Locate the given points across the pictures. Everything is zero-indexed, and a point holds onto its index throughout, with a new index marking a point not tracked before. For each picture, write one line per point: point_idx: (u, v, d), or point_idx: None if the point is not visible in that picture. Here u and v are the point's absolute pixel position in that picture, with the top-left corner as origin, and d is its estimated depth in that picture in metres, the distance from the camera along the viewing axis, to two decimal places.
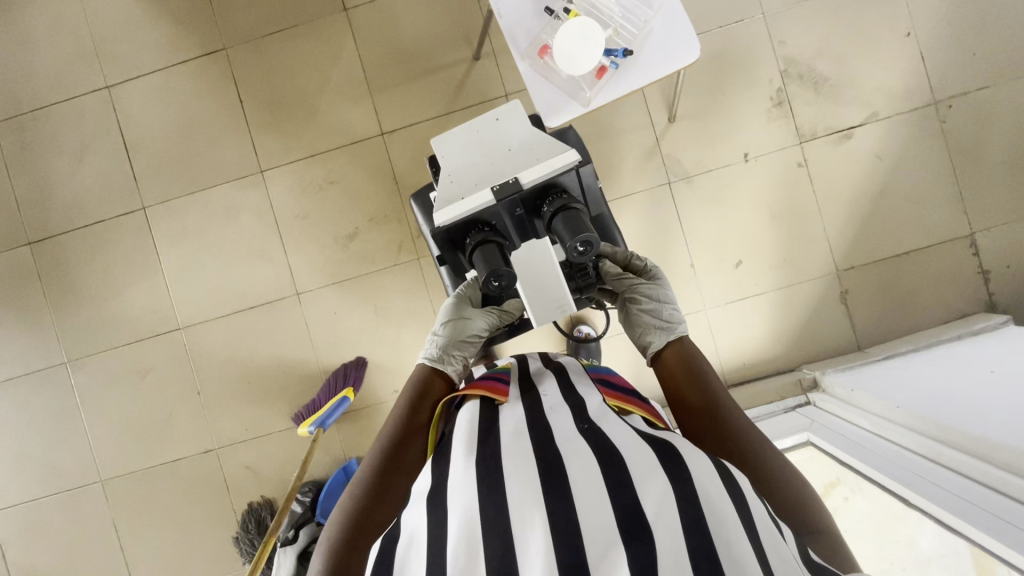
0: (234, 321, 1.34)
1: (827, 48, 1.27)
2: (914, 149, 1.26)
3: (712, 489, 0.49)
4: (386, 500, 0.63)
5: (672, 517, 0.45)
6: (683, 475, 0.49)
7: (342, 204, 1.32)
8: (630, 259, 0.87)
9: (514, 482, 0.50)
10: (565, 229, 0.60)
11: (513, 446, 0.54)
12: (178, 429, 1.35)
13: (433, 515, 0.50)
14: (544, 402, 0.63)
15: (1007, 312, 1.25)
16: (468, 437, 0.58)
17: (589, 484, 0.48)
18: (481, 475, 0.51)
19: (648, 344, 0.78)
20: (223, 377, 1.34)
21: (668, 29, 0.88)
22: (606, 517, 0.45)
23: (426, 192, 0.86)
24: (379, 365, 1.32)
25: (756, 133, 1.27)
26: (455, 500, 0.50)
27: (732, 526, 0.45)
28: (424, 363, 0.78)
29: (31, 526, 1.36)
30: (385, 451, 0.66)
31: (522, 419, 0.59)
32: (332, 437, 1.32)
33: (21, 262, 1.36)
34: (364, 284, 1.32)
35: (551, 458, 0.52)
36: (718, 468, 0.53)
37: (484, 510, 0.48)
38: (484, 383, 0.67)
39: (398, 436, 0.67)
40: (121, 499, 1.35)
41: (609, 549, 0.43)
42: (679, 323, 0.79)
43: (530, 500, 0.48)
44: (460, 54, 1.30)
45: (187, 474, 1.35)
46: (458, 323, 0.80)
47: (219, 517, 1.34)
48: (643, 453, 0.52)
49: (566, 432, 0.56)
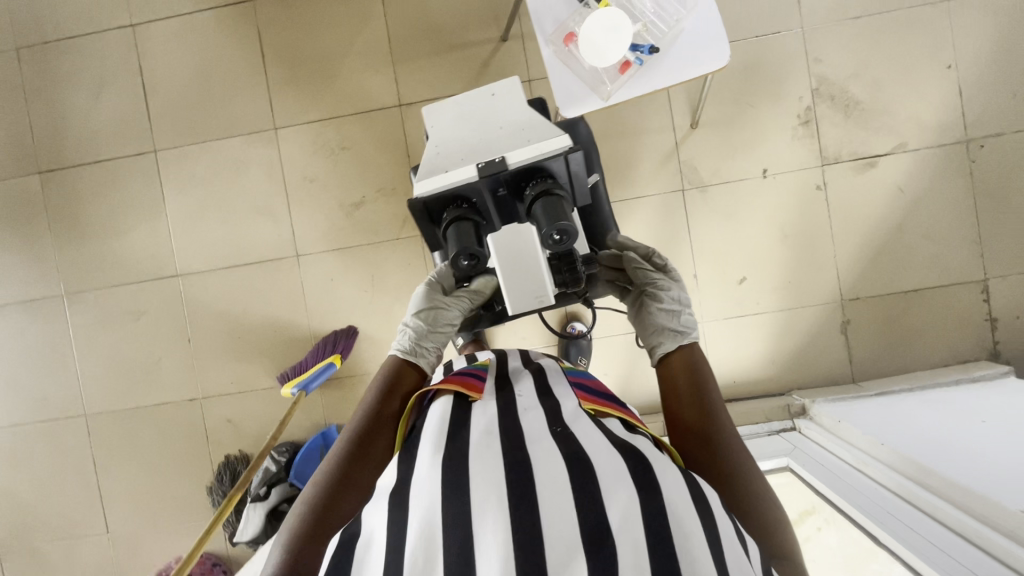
0: (231, 275, 1.34)
1: (863, 70, 1.23)
2: (937, 186, 1.23)
3: (679, 503, 0.48)
4: (348, 494, 0.62)
5: (635, 530, 0.45)
6: (650, 487, 0.49)
7: (351, 171, 1.31)
8: (653, 256, 0.86)
9: (480, 485, 0.49)
10: (542, 215, 0.60)
11: (483, 445, 0.54)
12: (166, 374, 1.36)
13: (394, 516, 0.49)
14: (517, 403, 0.63)
15: (1010, 362, 1.22)
16: (436, 434, 0.57)
17: (555, 490, 0.47)
18: (447, 473, 0.51)
19: (657, 345, 0.77)
20: (215, 329, 1.35)
21: (698, 31, 0.85)
22: (569, 524, 0.45)
23: None
24: (368, 336, 1.32)
25: (778, 150, 1.24)
26: (419, 500, 0.49)
27: (697, 540, 0.45)
28: (395, 355, 0.79)
29: (13, 451, 1.38)
30: (349, 446, 0.66)
31: (493, 419, 0.59)
32: (314, 401, 1.33)
33: (29, 191, 1.36)
34: (364, 254, 1.31)
35: (518, 459, 0.51)
36: (688, 482, 0.52)
37: (446, 512, 0.47)
38: (459, 378, 0.66)
39: (363, 431, 0.67)
40: (103, 435, 1.37)
41: (569, 557, 0.42)
42: (694, 330, 0.77)
43: (493, 503, 0.46)
44: (488, 34, 1.28)
45: (169, 419, 1.36)
46: (428, 316, 0.82)
47: (195, 466, 1.36)
48: (613, 461, 0.52)
49: (537, 433, 0.56)
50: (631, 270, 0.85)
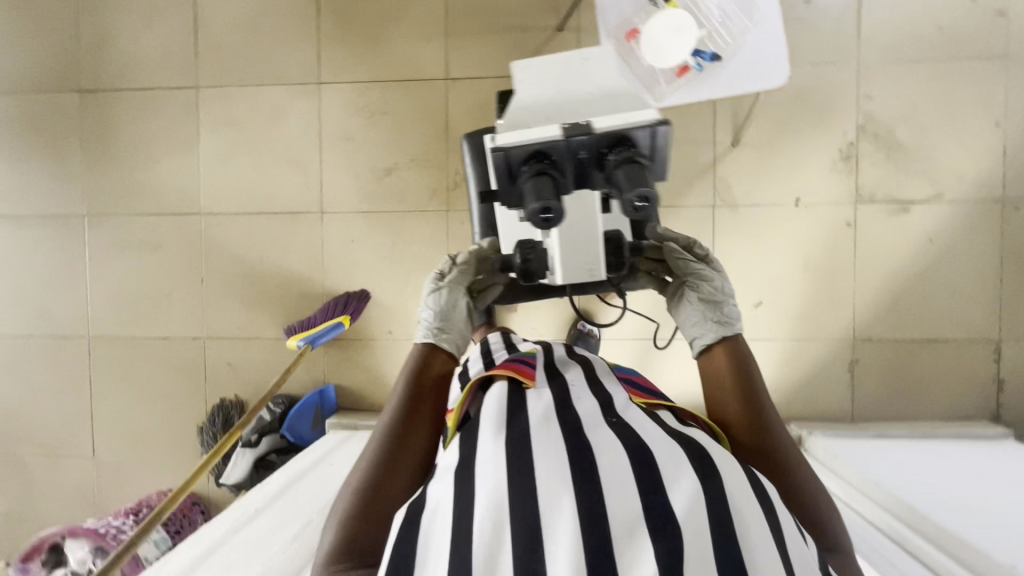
0: (254, 221, 1.34)
1: (910, 115, 1.23)
2: (967, 240, 1.23)
3: (741, 496, 0.48)
4: (397, 478, 0.62)
5: (701, 516, 0.45)
6: (713, 478, 0.49)
7: (388, 137, 1.31)
8: (694, 245, 0.80)
9: (544, 467, 0.49)
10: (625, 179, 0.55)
11: (543, 429, 0.54)
12: (174, 309, 1.37)
13: (460, 488, 0.49)
14: (571, 391, 0.63)
15: (1010, 426, 1.23)
16: (496, 416, 0.57)
17: (619, 478, 0.48)
18: (510, 452, 0.51)
19: (696, 339, 0.75)
20: (230, 272, 1.35)
21: (761, 46, 0.86)
22: (632, 508, 0.45)
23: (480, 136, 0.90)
24: (380, 303, 1.32)
25: (814, 180, 1.24)
26: (484, 475, 0.49)
27: (759, 533, 0.45)
28: (419, 341, 0.74)
29: (12, 361, 1.39)
30: (390, 431, 0.65)
31: (549, 405, 0.59)
32: (317, 359, 1.33)
33: (66, 107, 1.36)
34: (389, 221, 1.32)
35: (581, 446, 0.52)
36: (748, 475, 0.52)
37: (513, 489, 0.47)
38: (511, 365, 0.66)
39: (403, 414, 0.66)
40: (103, 360, 1.38)
41: (634, 540, 0.43)
42: (736, 322, 0.75)
43: (560, 486, 0.47)
44: (544, 21, 1.27)
45: (170, 354, 1.37)
46: (448, 302, 0.79)
47: (190, 404, 1.37)
48: (671, 451, 0.52)
49: (595, 423, 0.56)
50: (670, 259, 0.79)
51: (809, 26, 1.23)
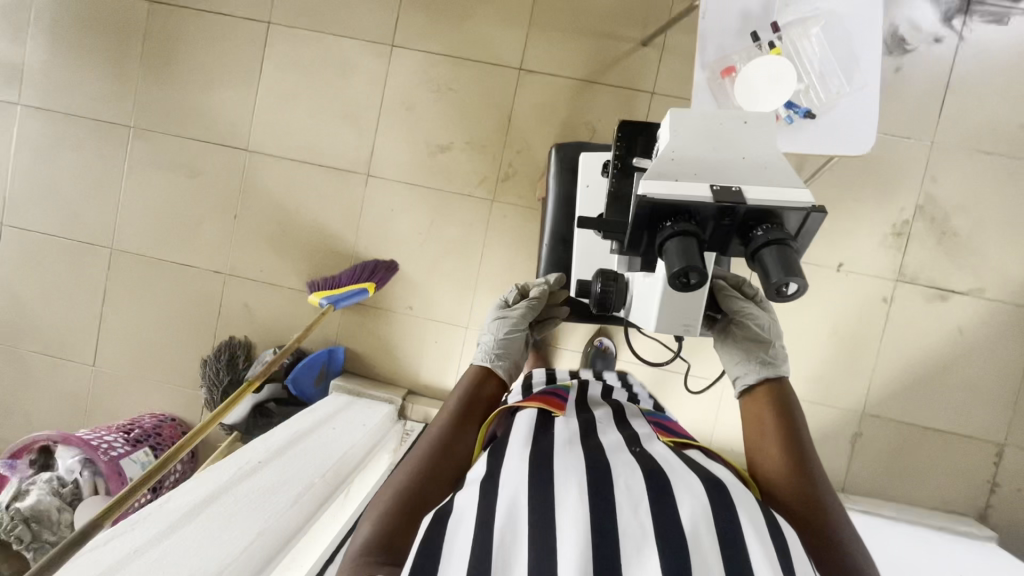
0: (298, 169, 1.33)
1: (971, 206, 1.21)
2: (997, 341, 1.22)
3: (749, 519, 0.49)
4: (444, 474, 0.62)
5: (709, 535, 0.46)
6: (722, 501, 0.50)
7: (449, 114, 1.29)
8: (742, 284, 0.81)
9: (563, 482, 0.51)
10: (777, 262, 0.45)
11: (567, 451, 0.56)
12: (201, 239, 1.36)
13: (482, 493, 0.51)
14: (598, 422, 0.64)
15: (995, 529, 1.23)
16: (525, 433, 0.60)
17: (634, 500, 0.49)
18: (533, 467, 0.53)
19: (738, 377, 0.76)
20: (264, 214, 1.34)
21: (855, 112, 0.84)
22: (642, 527, 0.46)
23: (570, 148, 0.88)
24: (406, 277, 1.32)
25: (861, 250, 1.23)
26: (507, 485, 0.52)
27: (764, 551, 0.45)
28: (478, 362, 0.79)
29: (31, 255, 1.38)
30: (444, 430, 0.66)
31: (575, 432, 0.60)
32: (332, 318, 1.33)
33: (134, 14, 1.34)
34: (432, 198, 1.31)
35: (599, 465, 0.54)
36: (758, 505, 0.52)
37: (532, 500, 0.49)
38: (540, 396, 0.68)
39: (457, 418, 0.68)
40: (122, 273, 1.37)
41: (643, 555, 0.44)
42: (784, 363, 0.75)
43: (575, 498, 0.49)
44: (630, 33, 1.25)
45: (189, 282, 1.36)
46: (504, 337, 0.81)
47: (199, 335, 1.37)
48: (690, 481, 0.52)
49: (617, 450, 0.57)
50: (720, 297, 0.78)
51: (893, 96, 1.21)
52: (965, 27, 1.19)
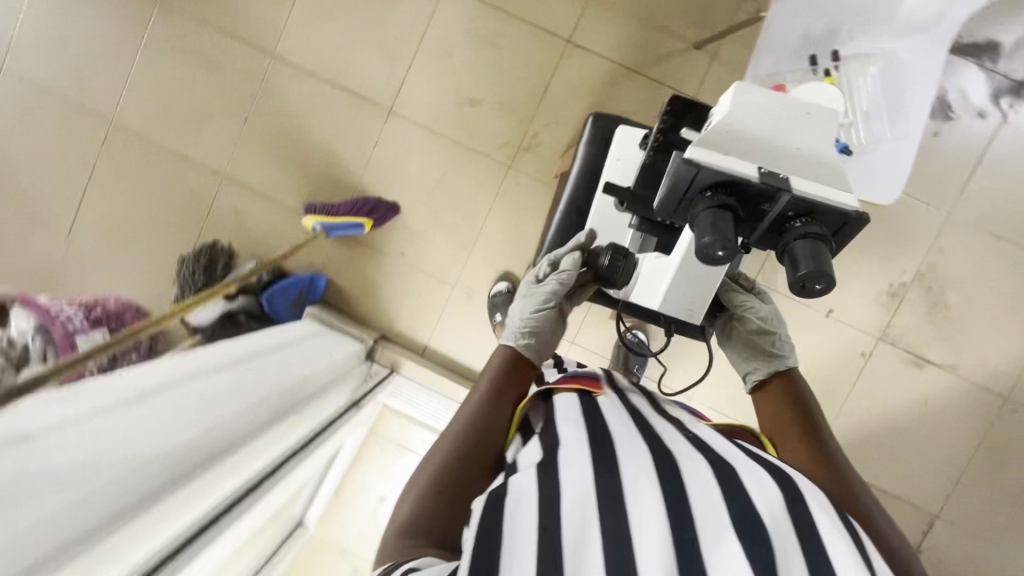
0: (321, 87, 1.28)
1: (968, 284, 1.23)
2: (958, 418, 1.24)
3: (820, 508, 0.50)
4: (483, 456, 0.59)
5: (783, 524, 0.47)
6: (791, 489, 0.51)
7: (487, 69, 1.25)
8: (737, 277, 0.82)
9: (630, 463, 0.51)
10: (805, 255, 0.44)
11: (624, 430, 0.56)
12: (205, 135, 1.31)
13: (545, 481, 0.49)
14: (640, 407, 0.65)
15: None
16: (573, 414, 0.58)
17: (702, 483, 0.50)
18: (594, 447, 0.53)
19: (750, 373, 0.75)
20: (276, 125, 1.30)
21: (890, 159, 0.83)
22: (715, 513, 0.47)
23: (609, 121, 0.87)
24: (406, 222, 1.29)
25: (853, 301, 1.24)
26: (570, 465, 0.51)
27: (842, 538, 0.47)
28: (506, 343, 0.73)
29: (23, 108, 1.31)
30: (480, 406, 0.63)
31: (624, 414, 0.61)
32: (322, 246, 1.30)
33: None
34: (450, 150, 1.27)
35: (661, 454, 0.54)
36: (822, 494, 0.54)
37: (599, 483, 0.49)
38: (575, 378, 0.67)
39: (492, 393, 0.64)
40: (117, 151, 1.32)
41: (720, 536, 0.46)
42: (790, 354, 0.74)
43: (645, 481, 0.49)
44: (686, 33, 1.22)
45: (185, 176, 1.32)
46: (530, 316, 0.76)
47: (185, 232, 1.33)
48: (750, 465, 0.54)
49: (670, 434, 0.59)
50: (718, 292, 0.79)
51: (923, 160, 1.21)
52: (1010, 108, 1.19)
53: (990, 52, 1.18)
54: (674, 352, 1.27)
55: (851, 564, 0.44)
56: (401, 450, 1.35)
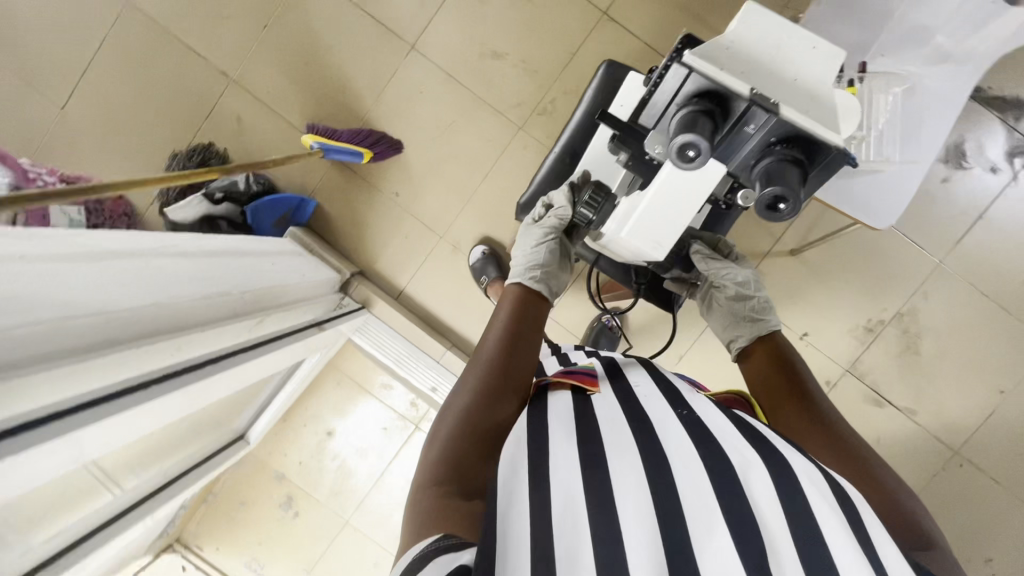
0: (346, 7, 1.24)
1: (944, 333, 1.24)
2: (907, 462, 1.25)
3: (815, 489, 0.51)
4: (502, 409, 0.60)
5: (775, 513, 0.49)
6: (783, 470, 0.53)
7: (517, 25, 1.22)
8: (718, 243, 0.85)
9: (621, 469, 0.53)
10: (775, 173, 0.47)
11: (615, 432, 0.58)
12: (218, 32, 1.26)
13: (535, 490, 0.51)
14: (637, 390, 0.66)
15: None
16: (567, 416, 0.60)
17: (692, 479, 0.52)
18: (583, 457, 0.54)
19: (733, 340, 0.78)
20: (293, 38, 1.26)
21: (892, 185, 0.83)
22: (708, 508, 0.49)
23: (623, 67, 0.79)
24: (407, 164, 1.27)
25: (829, 329, 1.25)
26: (559, 474, 0.52)
27: (835, 517, 0.49)
28: (518, 282, 0.75)
29: None
30: (492, 357, 0.62)
31: (617, 407, 0.62)
32: (318, 170, 1.27)
33: None
34: (466, 100, 1.25)
35: (652, 447, 0.56)
36: (817, 467, 0.55)
37: (589, 492, 0.51)
38: (572, 374, 0.67)
39: (503, 343, 0.64)
40: (121, 28, 1.26)
41: (713, 532, 0.47)
42: (771, 317, 0.77)
43: (633, 483, 0.51)
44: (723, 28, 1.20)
45: (189, 70, 1.27)
46: (532, 251, 0.79)
47: (179, 127, 1.29)
48: (743, 453, 0.55)
49: (664, 419, 0.60)
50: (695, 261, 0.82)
51: (927, 203, 1.21)
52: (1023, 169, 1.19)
53: (1015, 109, 1.18)
54: (646, 345, 1.27)
55: (845, 549, 0.46)
56: (357, 390, 1.34)
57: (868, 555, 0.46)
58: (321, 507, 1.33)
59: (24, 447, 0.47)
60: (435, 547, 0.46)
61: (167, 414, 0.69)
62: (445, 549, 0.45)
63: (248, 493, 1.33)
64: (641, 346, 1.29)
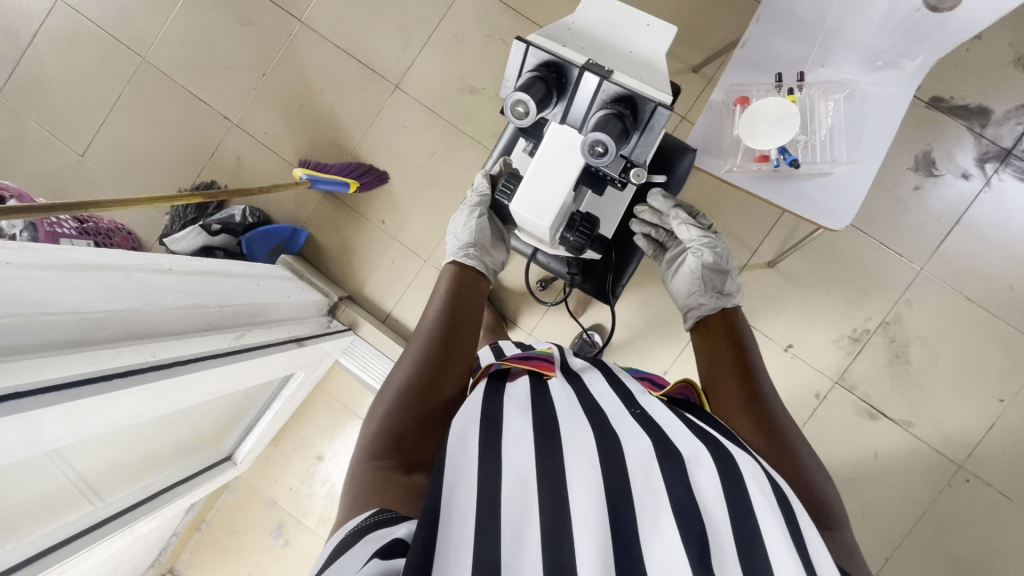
0: (337, 55, 1.35)
1: (933, 341, 1.21)
2: (909, 477, 1.20)
3: (759, 485, 0.50)
4: (443, 380, 0.65)
5: (718, 503, 0.47)
6: (729, 462, 0.51)
7: (493, 62, 1.32)
8: (698, 216, 0.90)
9: (573, 447, 0.52)
10: (597, 122, 0.58)
11: (570, 415, 0.58)
12: (222, 83, 1.38)
13: (486, 461, 0.50)
14: (590, 387, 0.67)
15: None
16: (524, 398, 0.62)
17: (640, 458, 0.51)
18: (537, 437, 0.54)
19: (696, 307, 0.83)
20: (289, 84, 1.37)
21: (841, 184, 0.85)
22: (654, 495, 0.48)
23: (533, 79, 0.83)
24: (392, 193, 1.34)
25: (815, 340, 1.24)
26: (512, 452, 0.52)
27: (774, 514, 0.47)
28: (451, 263, 0.80)
29: (59, 30, 1.38)
30: (432, 335, 0.68)
31: (574, 398, 0.63)
32: (310, 201, 1.35)
33: None
34: (447, 132, 1.33)
35: (605, 432, 0.55)
36: (762, 466, 0.54)
37: (539, 469, 0.50)
38: (532, 360, 0.70)
39: (443, 321, 0.70)
40: (137, 85, 1.39)
41: (657, 517, 0.46)
42: (733, 295, 0.83)
43: (585, 459, 0.50)
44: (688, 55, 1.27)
45: (195, 118, 1.39)
46: (463, 230, 0.84)
47: (184, 169, 1.40)
48: (690, 443, 0.54)
49: (619, 411, 0.60)
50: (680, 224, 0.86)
51: (902, 211, 1.22)
52: (996, 174, 1.20)
53: (980, 117, 1.20)
54: (628, 360, 1.27)
55: (781, 546, 0.44)
56: (346, 413, 1.37)
57: (804, 557, 0.45)
58: (311, 534, 1.32)
59: (8, 412, 0.51)
60: (367, 522, 0.48)
61: (143, 411, 0.73)
62: (378, 525, 0.48)
63: (240, 520, 1.34)
64: (624, 363, 1.29)
